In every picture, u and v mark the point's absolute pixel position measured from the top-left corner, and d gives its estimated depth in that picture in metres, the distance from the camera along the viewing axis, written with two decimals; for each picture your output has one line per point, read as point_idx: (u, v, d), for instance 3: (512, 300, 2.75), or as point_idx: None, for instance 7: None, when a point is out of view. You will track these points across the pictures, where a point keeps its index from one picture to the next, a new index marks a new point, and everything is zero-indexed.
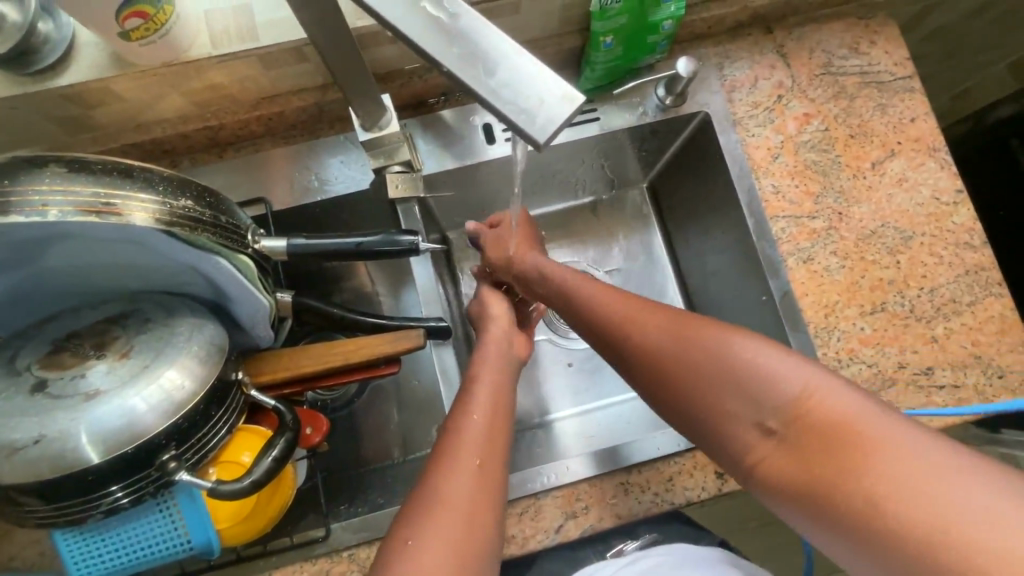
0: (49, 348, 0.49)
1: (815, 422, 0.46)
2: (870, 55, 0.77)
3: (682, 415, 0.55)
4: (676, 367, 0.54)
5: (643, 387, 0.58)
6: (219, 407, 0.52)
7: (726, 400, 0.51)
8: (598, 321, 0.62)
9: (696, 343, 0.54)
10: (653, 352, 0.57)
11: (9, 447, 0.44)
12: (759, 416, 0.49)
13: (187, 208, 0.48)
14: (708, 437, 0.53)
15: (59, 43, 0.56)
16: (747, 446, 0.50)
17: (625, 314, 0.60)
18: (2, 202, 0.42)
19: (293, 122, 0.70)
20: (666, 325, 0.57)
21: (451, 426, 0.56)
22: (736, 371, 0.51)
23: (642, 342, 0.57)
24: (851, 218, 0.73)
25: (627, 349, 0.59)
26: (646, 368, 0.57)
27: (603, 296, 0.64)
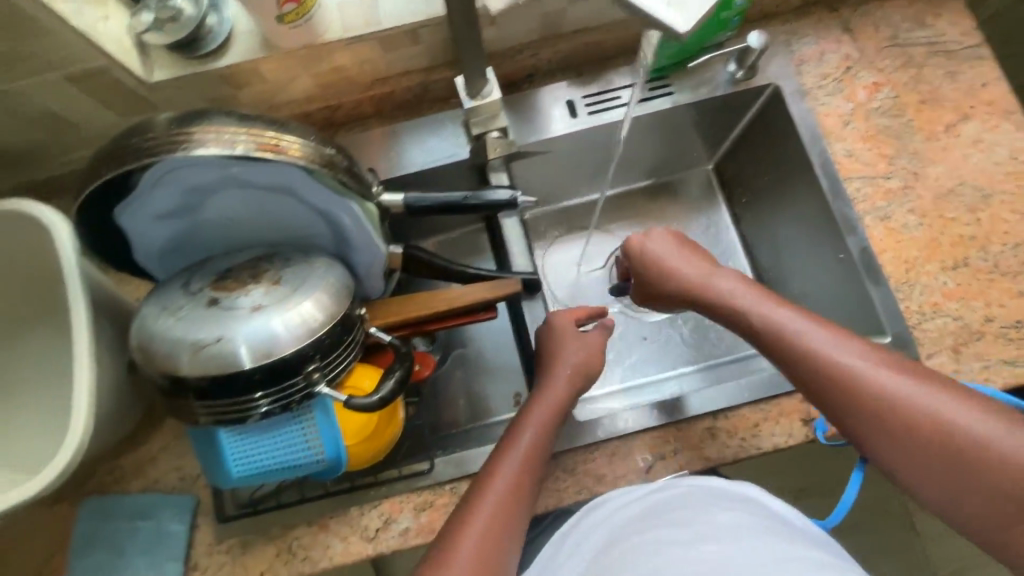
0: (214, 276, 0.57)
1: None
2: (937, 26, 0.81)
3: (911, 469, 0.55)
4: (914, 426, 0.54)
5: (860, 434, 0.58)
6: (349, 334, 0.59)
7: (966, 465, 0.52)
8: (796, 362, 0.61)
9: (927, 402, 0.55)
10: (880, 409, 0.56)
11: (195, 345, 0.51)
12: (992, 485, 0.51)
13: (334, 154, 0.56)
14: (939, 494, 0.54)
15: (220, 32, 0.66)
16: (986, 510, 0.52)
17: (840, 359, 0.58)
18: (201, 139, 0.51)
19: (399, 103, 0.79)
20: (893, 374, 0.57)
21: (479, 485, 0.61)
22: (974, 437, 0.52)
23: (870, 391, 0.57)
24: (926, 178, 0.75)
25: (847, 394, 0.57)
26: (866, 426, 0.57)
27: (806, 336, 0.61)
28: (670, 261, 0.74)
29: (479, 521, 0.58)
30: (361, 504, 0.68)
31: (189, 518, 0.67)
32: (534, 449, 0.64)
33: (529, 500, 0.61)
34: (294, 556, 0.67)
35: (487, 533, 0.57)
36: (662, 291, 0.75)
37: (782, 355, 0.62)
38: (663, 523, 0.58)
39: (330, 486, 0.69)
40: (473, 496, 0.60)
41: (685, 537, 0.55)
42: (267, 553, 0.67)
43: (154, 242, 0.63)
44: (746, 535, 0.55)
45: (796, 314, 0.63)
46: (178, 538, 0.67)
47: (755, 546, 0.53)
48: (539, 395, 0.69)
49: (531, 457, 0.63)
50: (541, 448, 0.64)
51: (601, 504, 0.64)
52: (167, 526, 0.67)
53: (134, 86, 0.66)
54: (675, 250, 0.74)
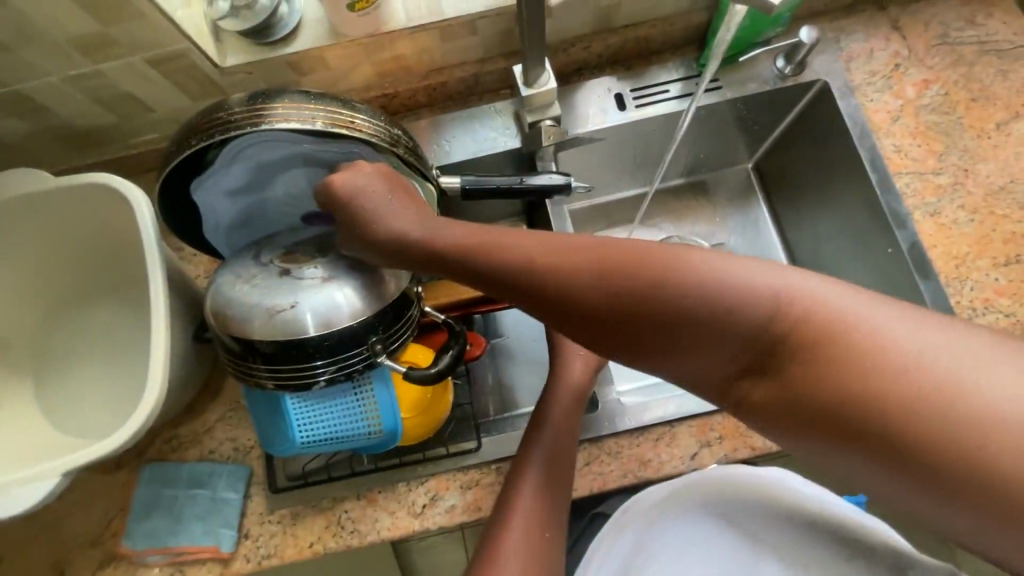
0: (284, 250, 0.60)
1: (838, 349, 0.36)
2: (988, 26, 0.81)
3: (647, 361, 0.41)
4: (642, 304, 0.39)
5: (591, 335, 0.42)
6: (410, 310, 0.61)
7: (703, 334, 0.39)
8: (525, 279, 0.44)
9: (647, 264, 0.40)
10: (591, 291, 0.41)
11: (268, 311, 0.54)
12: (745, 349, 0.38)
13: (401, 134, 0.59)
14: (680, 378, 0.41)
15: (291, 21, 0.69)
16: (715, 373, 0.40)
17: (539, 246, 0.44)
18: (282, 114, 0.54)
19: (452, 93, 0.81)
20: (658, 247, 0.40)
21: (511, 485, 0.61)
22: (744, 293, 0.38)
23: (585, 283, 0.41)
24: (978, 174, 0.75)
25: (547, 285, 0.43)
26: (609, 335, 0.41)
27: (485, 238, 0.48)
28: (379, 215, 0.55)
29: (517, 518, 0.57)
30: (408, 480, 0.69)
31: (243, 489, 0.69)
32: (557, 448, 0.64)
33: (565, 488, 0.61)
34: (343, 529, 0.68)
35: (531, 526, 0.57)
36: (371, 248, 0.55)
37: (484, 266, 0.47)
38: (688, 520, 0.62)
39: (379, 461, 0.70)
40: (506, 497, 0.59)
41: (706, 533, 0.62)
42: (317, 525, 0.68)
43: (223, 218, 0.65)
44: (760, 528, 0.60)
45: (483, 229, 0.50)
46: (231, 507, 0.68)
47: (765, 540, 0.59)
48: (550, 388, 0.68)
49: (557, 449, 0.63)
50: (566, 436, 0.64)
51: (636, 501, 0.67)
52: (221, 495, 0.69)
53: (208, 70, 0.69)
54: (384, 193, 0.56)
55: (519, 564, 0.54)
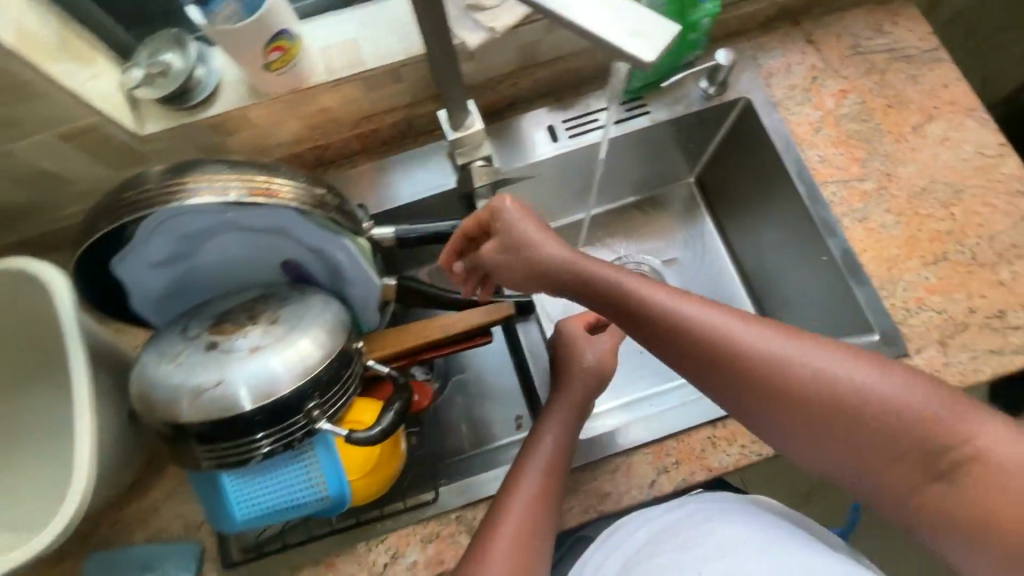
0: (212, 320, 0.58)
1: (1003, 475, 0.46)
2: (895, 34, 0.84)
3: (827, 451, 0.50)
4: (843, 409, 0.49)
5: (739, 395, 0.52)
6: (348, 369, 0.60)
7: (881, 439, 0.48)
8: (680, 345, 0.53)
9: (852, 377, 0.49)
10: (795, 387, 0.50)
11: (194, 391, 0.52)
12: (923, 457, 0.48)
13: (324, 194, 0.58)
14: (853, 472, 0.50)
15: (210, 84, 0.68)
16: (837, 451, 0.50)
17: (719, 323, 0.53)
18: (192, 186, 0.53)
19: (385, 139, 0.81)
20: (806, 344, 0.51)
21: (509, 489, 0.63)
22: (916, 411, 0.48)
23: (743, 356, 0.51)
24: (899, 178, 0.78)
25: (753, 377, 0.51)
26: (757, 402, 0.51)
27: (708, 315, 0.53)
28: (538, 251, 0.61)
29: (509, 521, 0.60)
30: (368, 540, 0.67)
31: (195, 568, 0.66)
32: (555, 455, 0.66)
33: (558, 498, 0.63)
34: None
35: (521, 529, 0.59)
36: (522, 282, 0.63)
37: (649, 323, 0.55)
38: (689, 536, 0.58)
39: (336, 523, 0.68)
40: (503, 500, 0.62)
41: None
42: None
43: (152, 288, 0.64)
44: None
45: (649, 281, 0.57)
46: None
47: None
48: (557, 400, 0.72)
49: (556, 459, 0.66)
50: (564, 446, 0.67)
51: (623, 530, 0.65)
52: None
53: (126, 139, 0.67)
54: (541, 234, 0.62)
55: (504, 566, 0.57)
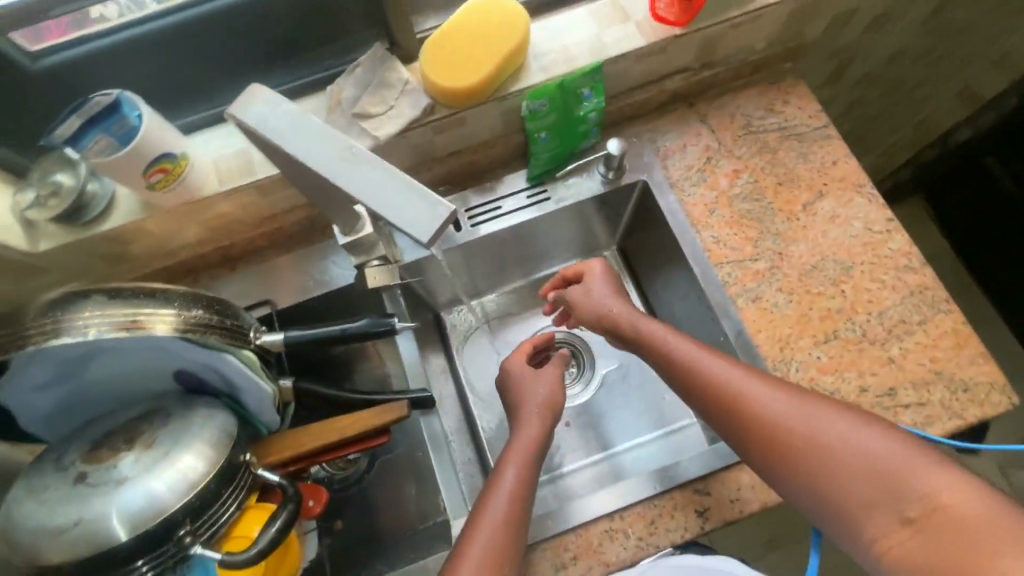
0: (88, 446, 0.59)
1: (968, 525, 0.49)
2: (786, 112, 0.88)
3: (809, 491, 0.57)
4: (827, 453, 0.57)
5: (734, 430, 0.63)
6: (228, 486, 0.60)
7: (855, 482, 0.55)
8: (691, 382, 0.67)
9: (837, 431, 0.57)
10: (788, 430, 0.59)
11: (55, 530, 0.53)
12: (894, 502, 0.53)
13: (199, 316, 0.59)
14: (830, 516, 0.57)
15: (104, 198, 0.70)
16: (814, 489, 0.57)
17: (725, 371, 0.65)
18: (55, 328, 0.54)
19: (291, 234, 0.84)
20: (796, 396, 0.61)
21: (473, 523, 0.63)
22: (892, 465, 0.54)
23: (732, 394, 0.63)
24: (791, 256, 0.80)
25: (754, 424, 0.61)
26: (749, 438, 0.62)
27: (727, 370, 0.65)
28: (599, 299, 0.80)
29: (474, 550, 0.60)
30: None
31: None
32: (517, 483, 0.67)
33: (521, 528, 0.63)
34: None
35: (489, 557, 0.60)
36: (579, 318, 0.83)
37: (676, 367, 0.69)
38: None
39: None
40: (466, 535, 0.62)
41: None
42: None
43: (40, 409, 0.64)
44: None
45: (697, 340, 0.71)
46: None
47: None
48: (515, 437, 0.73)
49: (518, 488, 0.66)
50: (525, 476, 0.68)
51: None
52: None
53: (18, 259, 0.68)
54: (604, 287, 0.81)
55: None
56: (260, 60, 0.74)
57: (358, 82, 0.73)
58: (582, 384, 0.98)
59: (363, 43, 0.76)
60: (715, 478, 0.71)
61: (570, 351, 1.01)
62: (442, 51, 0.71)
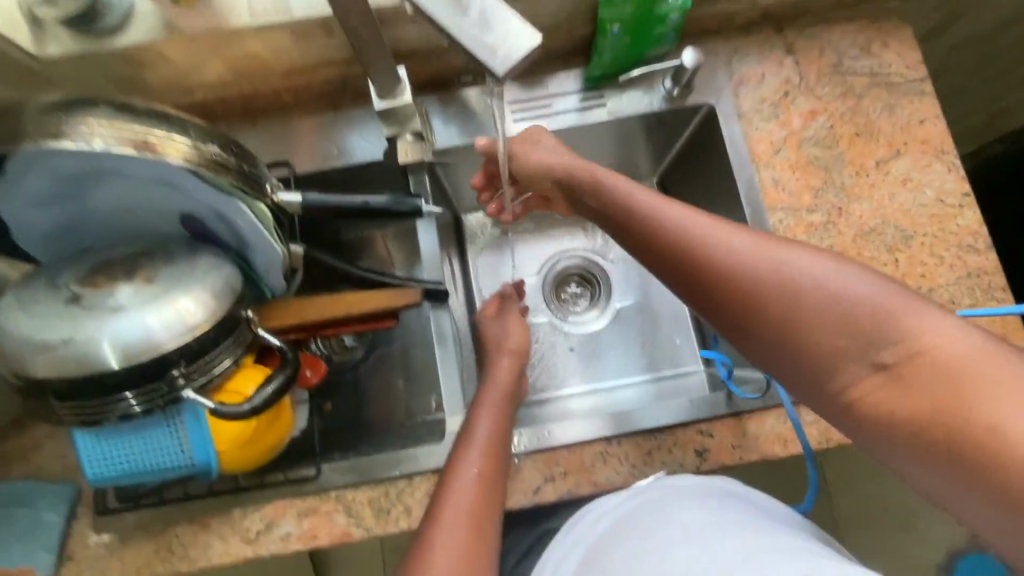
0: (85, 271, 0.56)
1: (954, 365, 0.43)
2: (882, 57, 0.79)
3: (771, 343, 0.50)
4: (794, 302, 0.49)
5: (688, 286, 0.54)
6: (226, 338, 0.58)
7: (827, 331, 0.48)
8: (643, 231, 0.57)
9: (807, 276, 0.49)
10: (748, 281, 0.50)
11: (44, 346, 0.50)
12: (869, 349, 0.46)
13: (214, 152, 0.54)
14: (797, 372, 0.50)
15: (121, 8, 0.63)
16: (776, 345, 0.50)
17: (683, 216, 0.55)
18: (56, 130, 0.49)
19: (321, 95, 0.77)
20: (760, 240, 0.52)
21: (448, 480, 0.59)
22: (869, 307, 0.47)
23: (690, 240, 0.54)
24: (851, 214, 0.74)
25: (710, 279, 0.52)
26: (702, 290, 0.53)
27: (684, 216, 0.55)
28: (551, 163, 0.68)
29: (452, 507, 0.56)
30: (244, 505, 0.67)
31: (66, 510, 0.66)
32: (495, 426, 0.65)
33: (501, 471, 0.61)
34: (173, 553, 0.66)
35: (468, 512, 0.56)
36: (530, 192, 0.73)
37: (626, 214, 0.59)
38: (636, 530, 0.53)
39: (213, 485, 0.68)
40: (443, 489, 0.58)
41: (653, 545, 0.50)
42: (146, 549, 0.66)
43: (38, 227, 0.61)
44: (715, 535, 0.49)
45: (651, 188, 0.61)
46: (52, 529, 0.66)
47: (726, 545, 0.47)
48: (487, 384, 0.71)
49: (493, 438, 0.64)
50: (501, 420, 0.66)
51: (584, 514, 0.60)
52: (43, 517, 0.66)
53: (23, 59, 0.62)
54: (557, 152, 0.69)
55: (452, 540, 0.54)
56: None
57: None
58: (593, 311, 0.95)
59: None
60: (721, 422, 0.69)
61: (587, 279, 0.97)
62: None
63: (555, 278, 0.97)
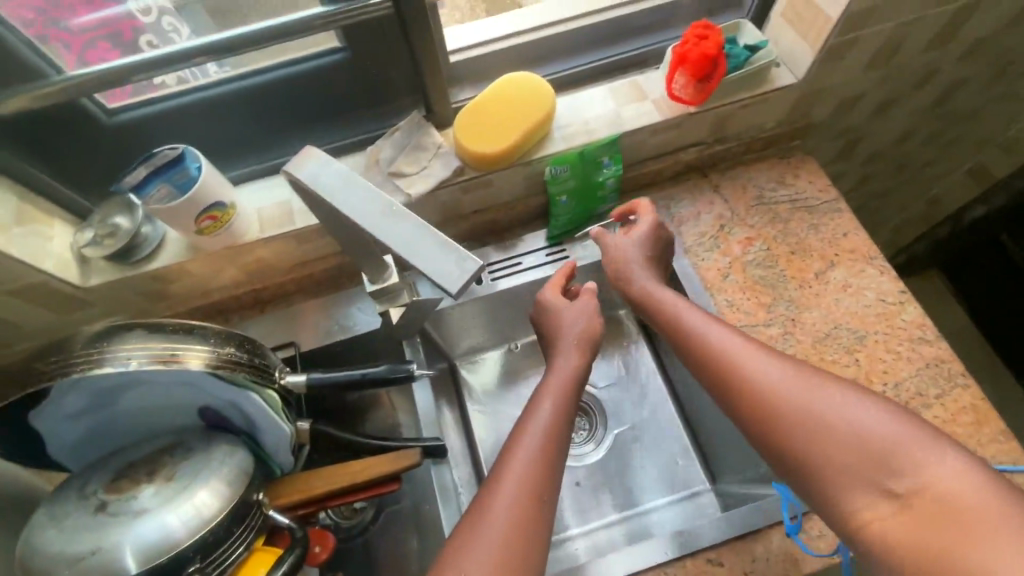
0: (112, 476, 0.61)
1: (965, 507, 0.44)
2: (796, 186, 0.92)
3: (787, 456, 0.53)
4: (819, 427, 0.52)
5: (721, 396, 0.60)
6: (239, 525, 0.61)
7: (844, 453, 0.50)
8: (685, 347, 0.65)
9: (839, 411, 0.52)
10: (774, 397, 0.55)
11: (73, 557, 0.54)
12: (881, 475, 0.49)
13: (231, 354, 0.62)
14: (813, 488, 0.52)
15: (155, 239, 0.76)
16: (794, 458, 0.53)
17: (721, 338, 0.62)
18: (98, 358, 0.58)
19: (322, 280, 0.89)
20: (791, 366, 0.57)
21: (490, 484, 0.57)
22: (886, 435, 0.50)
23: (723, 357, 0.60)
24: (804, 323, 0.81)
25: (743, 393, 0.57)
26: (733, 401, 0.58)
27: (723, 337, 0.62)
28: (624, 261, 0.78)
29: (500, 507, 0.54)
30: None
31: None
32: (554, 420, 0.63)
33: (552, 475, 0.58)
34: None
35: (515, 512, 0.54)
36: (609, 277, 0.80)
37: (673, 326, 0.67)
38: None
39: None
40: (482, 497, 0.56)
41: None
42: None
43: (69, 439, 0.67)
44: None
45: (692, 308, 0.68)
46: None
47: None
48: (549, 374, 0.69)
49: (547, 437, 0.61)
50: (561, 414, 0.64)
51: None
52: None
53: (70, 292, 0.74)
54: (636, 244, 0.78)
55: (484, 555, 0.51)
56: (308, 121, 0.82)
57: (394, 144, 0.81)
58: (591, 443, 0.98)
59: (406, 108, 0.85)
60: (729, 547, 0.70)
61: (583, 409, 1.01)
62: (474, 119, 0.78)
63: None
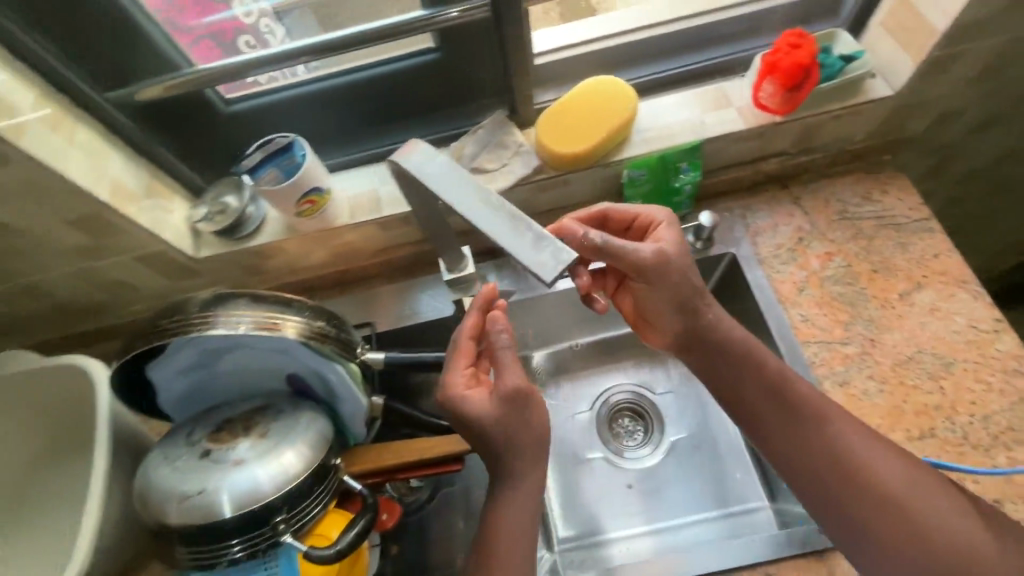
0: (212, 428, 0.68)
1: None
2: (884, 202, 0.88)
3: (855, 523, 0.62)
4: (897, 513, 0.61)
5: (801, 456, 0.66)
6: (319, 484, 0.66)
7: (913, 539, 0.60)
8: (765, 404, 0.68)
9: (920, 505, 0.60)
10: (863, 477, 0.62)
11: (180, 495, 0.61)
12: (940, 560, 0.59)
13: (322, 328, 0.68)
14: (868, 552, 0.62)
15: (258, 218, 0.83)
16: (863, 526, 0.62)
17: (817, 406, 0.66)
18: (211, 321, 0.64)
19: (399, 267, 0.94)
20: (879, 449, 0.63)
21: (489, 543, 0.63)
22: (954, 530, 0.59)
23: (818, 426, 0.65)
24: (884, 345, 0.78)
25: (834, 464, 0.64)
26: (819, 466, 0.64)
27: (819, 405, 0.66)
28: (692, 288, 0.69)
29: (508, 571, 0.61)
30: None
31: None
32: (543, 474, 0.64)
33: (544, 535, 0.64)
34: None
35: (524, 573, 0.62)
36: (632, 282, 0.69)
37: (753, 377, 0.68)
38: None
39: None
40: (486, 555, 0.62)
41: None
42: None
43: (175, 392, 0.74)
44: None
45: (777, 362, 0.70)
46: None
47: None
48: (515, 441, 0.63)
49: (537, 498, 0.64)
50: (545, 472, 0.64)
51: None
52: None
53: (184, 261, 0.82)
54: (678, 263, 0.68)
55: None
56: (399, 117, 0.87)
57: (477, 141, 0.84)
58: (647, 447, 0.98)
59: (491, 107, 0.88)
60: (788, 564, 0.69)
61: (639, 413, 1.01)
62: (557, 120, 0.80)
63: (609, 410, 1.02)
